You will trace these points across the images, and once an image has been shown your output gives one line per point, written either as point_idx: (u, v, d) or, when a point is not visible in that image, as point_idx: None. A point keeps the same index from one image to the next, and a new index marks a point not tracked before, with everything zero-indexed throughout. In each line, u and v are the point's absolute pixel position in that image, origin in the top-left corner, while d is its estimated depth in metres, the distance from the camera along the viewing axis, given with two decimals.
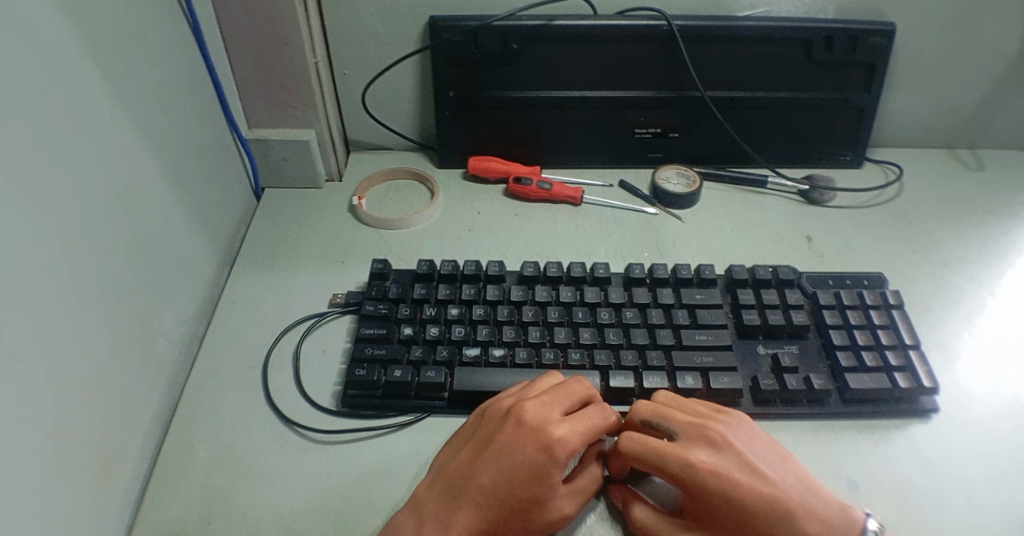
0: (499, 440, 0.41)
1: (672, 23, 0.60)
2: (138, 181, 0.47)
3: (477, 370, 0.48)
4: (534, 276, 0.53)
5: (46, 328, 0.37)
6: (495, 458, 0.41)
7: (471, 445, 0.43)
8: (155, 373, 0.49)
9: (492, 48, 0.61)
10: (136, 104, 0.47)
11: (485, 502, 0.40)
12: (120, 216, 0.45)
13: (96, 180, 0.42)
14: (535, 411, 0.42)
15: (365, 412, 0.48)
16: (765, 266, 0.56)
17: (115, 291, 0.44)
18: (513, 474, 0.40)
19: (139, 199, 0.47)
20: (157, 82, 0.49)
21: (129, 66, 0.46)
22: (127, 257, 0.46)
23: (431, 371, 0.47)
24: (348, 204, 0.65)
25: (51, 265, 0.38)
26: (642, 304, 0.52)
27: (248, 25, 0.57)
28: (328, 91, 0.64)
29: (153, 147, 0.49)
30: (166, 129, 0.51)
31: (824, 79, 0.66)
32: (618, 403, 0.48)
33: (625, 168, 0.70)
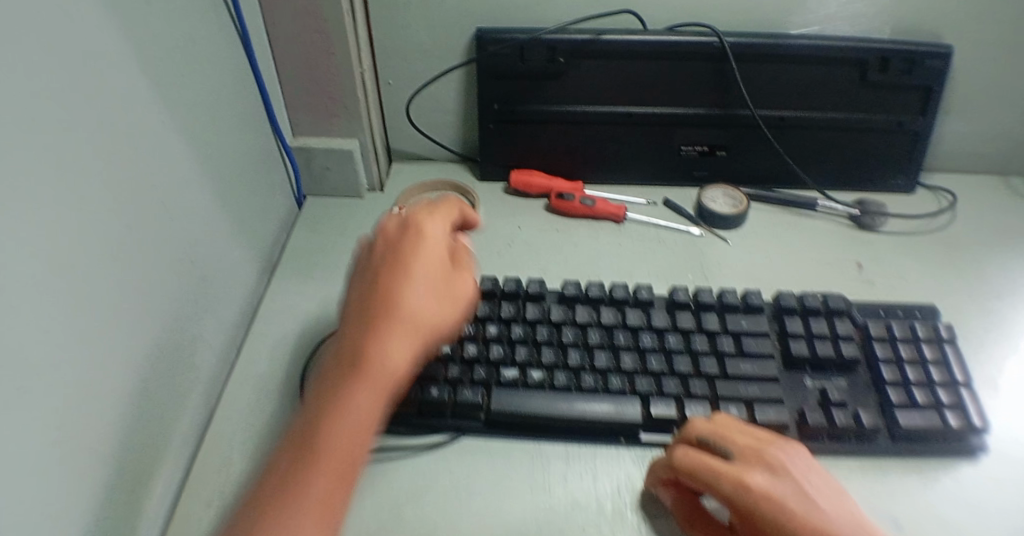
0: (393, 277, 0.46)
1: (722, 40, 0.59)
2: (186, 191, 0.48)
3: (514, 392, 0.47)
4: (575, 295, 0.53)
5: (100, 339, 0.37)
6: (396, 292, 0.45)
7: (368, 294, 0.46)
8: (195, 380, 0.49)
9: (538, 61, 0.60)
10: (188, 114, 0.47)
11: (379, 348, 0.42)
12: (169, 225, 0.45)
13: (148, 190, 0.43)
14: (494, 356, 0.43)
15: (400, 429, 0.48)
16: (815, 295, 0.54)
17: (162, 299, 0.45)
18: (418, 311, 0.44)
19: (186, 208, 0.48)
20: (208, 93, 0.50)
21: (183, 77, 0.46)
22: (174, 266, 0.46)
23: (469, 391, 0.47)
24: (388, 215, 0.65)
25: (106, 276, 0.38)
26: (687, 330, 0.50)
27: (298, 36, 0.57)
28: (373, 101, 0.64)
29: (202, 157, 0.50)
30: (214, 139, 0.51)
31: (880, 101, 0.63)
32: (658, 432, 0.47)
33: (667, 186, 0.69)
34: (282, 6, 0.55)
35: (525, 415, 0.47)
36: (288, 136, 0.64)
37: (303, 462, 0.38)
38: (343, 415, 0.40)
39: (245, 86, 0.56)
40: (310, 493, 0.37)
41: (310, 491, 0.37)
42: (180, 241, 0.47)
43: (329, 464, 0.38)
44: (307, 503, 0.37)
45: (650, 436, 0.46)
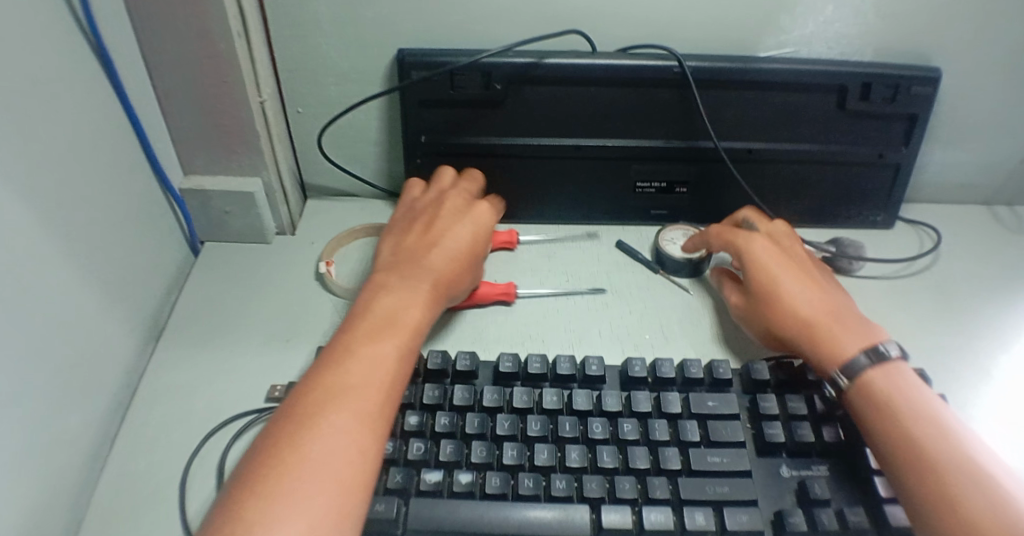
0: (425, 243, 0.47)
1: (684, 64, 0.51)
2: (28, 263, 0.38)
3: (436, 502, 0.39)
4: (514, 372, 0.45)
5: None
6: (431, 253, 0.46)
7: (397, 258, 0.46)
8: (50, 497, 0.39)
9: (472, 88, 0.52)
10: (28, 167, 0.37)
11: (411, 303, 0.42)
12: (7, 315, 0.36)
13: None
14: (404, 294, 0.42)
15: None
16: (790, 362, 0.47)
17: (3, 410, 0.35)
18: (449, 262, 0.46)
19: (31, 287, 0.38)
20: (60, 138, 0.40)
21: (20, 124, 0.36)
22: (20, 363, 0.37)
23: (381, 503, 0.38)
24: (315, 271, 0.56)
25: None
26: (644, 413, 0.43)
27: (180, 60, 0.47)
28: (281, 134, 0.55)
29: (52, 219, 0.40)
30: (69, 194, 0.41)
31: (856, 131, 0.57)
32: None
33: (623, 226, 0.61)
34: (157, 26, 0.46)
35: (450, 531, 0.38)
36: (177, 177, 0.54)
37: (323, 407, 0.35)
38: (378, 362, 0.38)
39: (115, 122, 0.46)
40: (322, 437, 0.33)
41: (336, 433, 0.34)
42: (23, 327, 0.37)
43: (364, 405, 0.35)
44: (325, 450, 0.33)
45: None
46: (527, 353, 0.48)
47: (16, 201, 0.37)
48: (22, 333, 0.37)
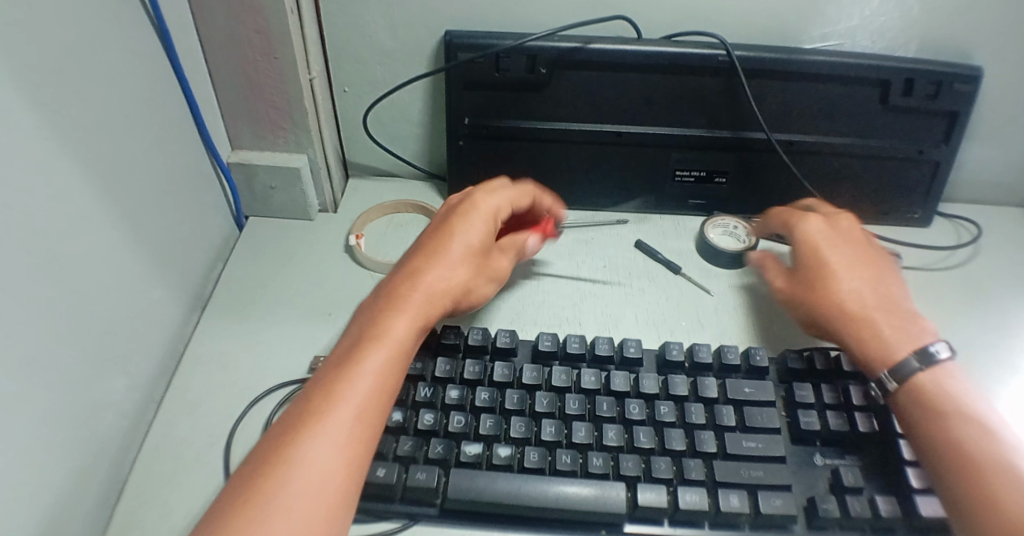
0: (423, 247, 0.45)
1: (730, 53, 0.51)
2: (84, 228, 0.39)
3: (474, 473, 0.40)
4: (552, 351, 0.46)
5: None
6: (432, 255, 0.44)
7: (403, 261, 0.45)
8: (100, 453, 0.41)
9: (516, 72, 0.53)
10: (86, 132, 0.39)
11: (404, 314, 0.40)
12: (62, 273, 0.37)
13: (19, 239, 0.34)
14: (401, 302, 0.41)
15: None
16: (827, 353, 0.47)
17: (54, 365, 0.36)
18: (441, 266, 0.43)
19: (84, 249, 0.39)
20: (115, 106, 0.42)
21: (78, 91, 0.38)
22: (73, 319, 0.38)
23: (422, 472, 0.39)
24: (344, 243, 0.57)
25: None
26: (681, 397, 0.44)
27: (233, 34, 0.49)
28: (326, 112, 0.56)
29: (106, 183, 0.41)
30: (122, 161, 0.43)
31: (897, 126, 0.57)
32: (642, 523, 0.39)
33: (660, 215, 0.61)
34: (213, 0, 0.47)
35: (488, 501, 0.39)
36: (224, 151, 0.55)
37: (299, 427, 0.34)
38: (360, 381, 0.36)
39: (168, 94, 0.47)
40: (295, 461, 0.33)
41: (307, 457, 0.33)
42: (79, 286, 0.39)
43: (339, 428, 0.34)
44: (298, 470, 0.32)
45: (635, 528, 0.39)
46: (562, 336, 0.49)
47: (73, 170, 0.38)
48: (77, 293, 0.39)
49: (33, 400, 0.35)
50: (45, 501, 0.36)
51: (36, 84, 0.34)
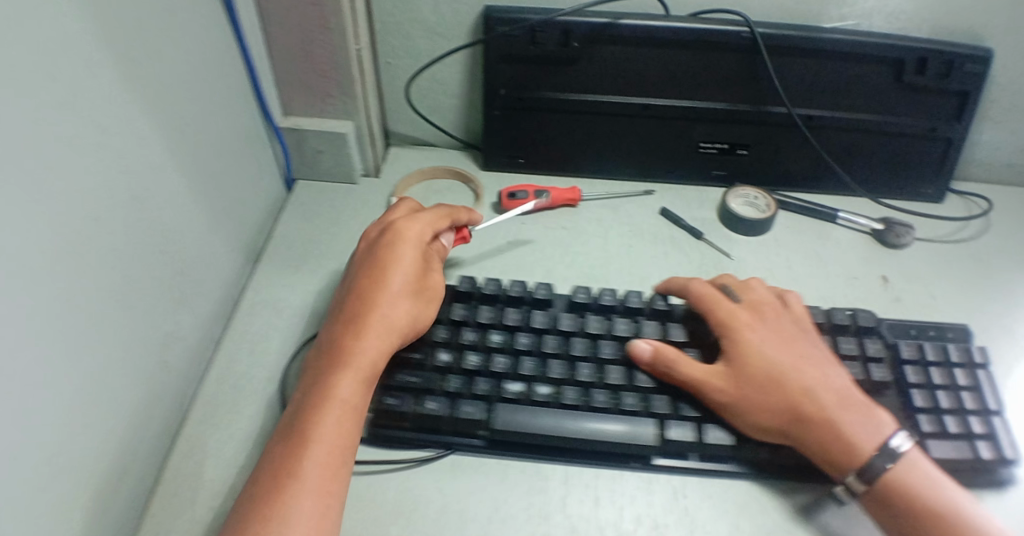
0: (362, 277, 0.46)
1: (754, 30, 0.55)
2: (157, 177, 0.44)
3: (518, 408, 0.44)
4: (587, 302, 0.49)
5: (50, 355, 0.34)
6: (390, 282, 0.45)
7: (359, 285, 0.45)
8: (168, 381, 0.46)
9: (550, 45, 0.56)
10: (159, 90, 0.43)
11: (356, 341, 0.42)
12: (139, 217, 0.42)
13: (106, 187, 0.39)
14: (370, 339, 0.42)
15: (389, 440, 0.44)
16: (843, 309, 0.50)
17: (127, 300, 0.41)
18: (385, 290, 0.44)
19: (158, 197, 0.44)
20: (185, 69, 0.46)
21: (152, 55, 0.42)
22: (145, 260, 0.43)
23: (469, 406, 0.43)
24: (386, 204, 0.61)
25: (62, 283, 0.35)
26: (681, 344, 0.46)
27: (290, 7, 0.52)
28: (372, 82, 0.60)
29: (174, 137, 0.45)
30: (190, 121, 0.47)
31: (911, 105, 0.60)
32: (665, 454, 0.44)
33: (683, 185, 0.65)
34: None
35: (534, 434, 0.43)
36: (277, 115, 0.59)
37: (289, 468, 0.36)
38: (332, 410, 0.39)
39: (230, 62, 0.51)
40: (288, 498, 0.35)
41: (303, 494, 0.36)
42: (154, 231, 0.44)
43: (325, 465, 0.37)
44: (302, 497, 0.35)
45: (664, 461, 0.44)
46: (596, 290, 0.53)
47: (149, 125, 0.42)
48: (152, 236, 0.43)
49: (112, 328, 0.40)
50: (120, 421, 0.41)
51: (117, 45, 0.38)
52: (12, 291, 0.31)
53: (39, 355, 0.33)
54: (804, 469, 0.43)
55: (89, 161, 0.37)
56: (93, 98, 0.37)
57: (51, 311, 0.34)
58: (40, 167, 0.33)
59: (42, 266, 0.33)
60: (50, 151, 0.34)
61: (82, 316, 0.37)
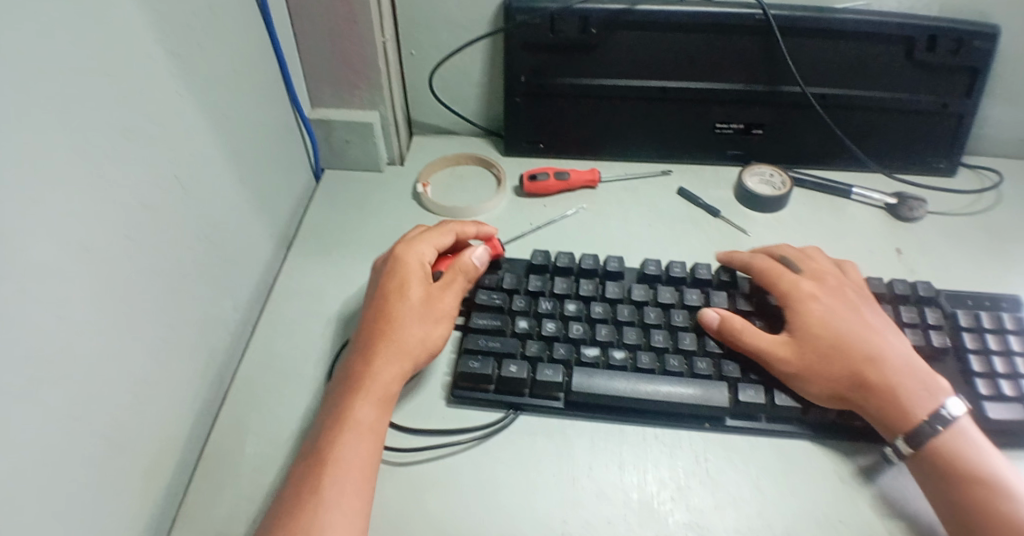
0: (372, 305, 0.50)
1: (766, 12, 0.56)
2: (193, 163, 0.46)
3: (594, 372, 0.51)
4: (658, 275, 0.56)
5: (101, 323, 0.36)
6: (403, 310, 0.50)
7: (373, 316, 0.50)
8: (212, 358, 0.49)
9: (570, 32, 0.58)
10: (193, 79, 0.46)
11: (370, 366, 0.47)
12: (178, 199, 0.45)
13: (148, 168, 0.41)
14: (384, 363, 0.47)
15: (481, 400, 0.52)
16: (905, 282, 0.56)
17: (170, 279, 0.44)
18: (388, 316, 0.49)
19: (196, 183, 0.47)
20: (218, 62, 0.48)
21: (188, 46, 0.45)
22: (186, 241, 0.46)
23: (549, 370, 0.50)
24: (412, 191, 0.64)
25: (109, 258, 0.37)
26: (746, 311, 0.53)
27: (318, 1, 0.55)
28: (396, 74, 0.62)
29: (209, 125, 0.48)
30: (224, 110, 0.50)
31: (922, 82, 0.61)
32: (738, 415, 0.49)
33: (701, 165, 0.66)
34: None
35: (606, 395, 0.50)
36: (306, 108, 0.62)
37: (316, 482, 0.41)
38: (352, 431, 0.43)
39: (262, 57, 0.54)
40: (318, 508, 0.39)
41: (329, 503, 0.40)
42: (193, 214, 0.46)
43: (349, 478, 0.41)
44: (328, 508, 0.39)
45: (735, 423, 0.49)
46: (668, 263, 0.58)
47: (184, 112, 0.45)
48: (189, 218, 0.46)
49: (160, 304, 0.42)
50: (170, 391, 0.44)
51: (155, 36, 0.41)
52: (69, 261, 0.34)
53: (94, 319, 0.36)
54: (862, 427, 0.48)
55: (132, 143, 0.39)
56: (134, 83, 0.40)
57: (103, 280, 0.37)
58: (90, 146, 0.36)
59: (96, 237, 0.36)
60: (98, 132, 0.36)
61: (133, 288, 0.39)
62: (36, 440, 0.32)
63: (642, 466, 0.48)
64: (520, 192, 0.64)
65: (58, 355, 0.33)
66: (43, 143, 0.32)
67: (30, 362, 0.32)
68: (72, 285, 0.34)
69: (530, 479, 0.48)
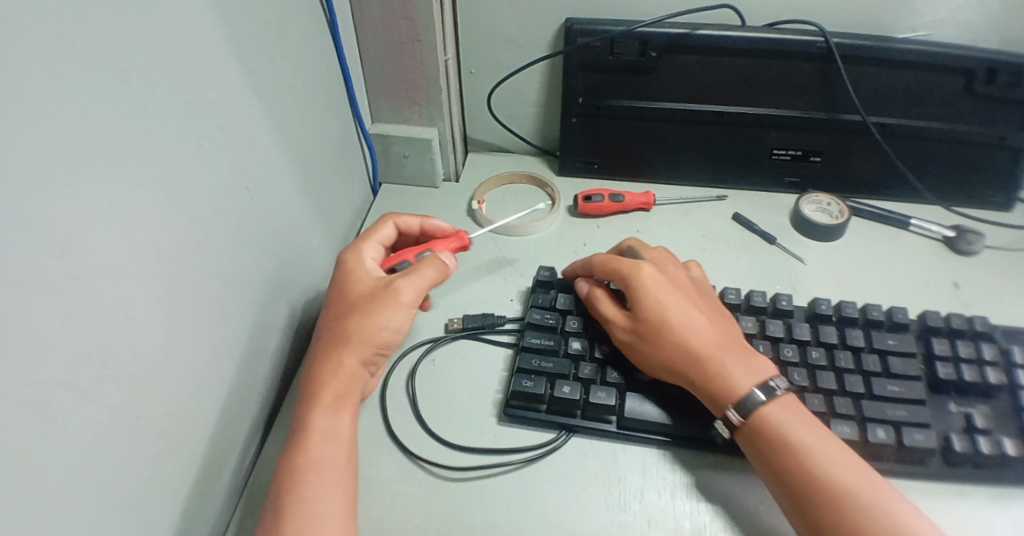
0: (329, 305, 0.49)
1: (829, 40, 0.56)
2: (266, 175, 0.48)
3: (646, 397, 0.50)
4: (736, 303, 0.56)
5: (173, 327, 0.38)
6: (346, 309, 0.48)
7: (330, 316, 0.49)
8: (269, 363, 0.51)
9: (629, 56, 0.58)
10: (269, 94, 0.48)
11: (326, 369, 0.46)
12: (251, 211, 0.47)
13: (228, 179, 0.43)
14: (345, 366, 0.46)
15: (530, 421, 0.51)
16: (960, 315, 0.54)
17: (237, 287, 0.45)
18: (344, 314, 0.48)
19: (267, 194, 0.48)
20: (292, 78, 0.51)
21: (266, 62, 0.47)
22: (254, 250, 0.47)
23: (603, 392, 0.50)
24: (466, 207, 0.65)
25: (181, 265, 0.39)
26: (803, 341, 0.53)
27: (382, 20, 0.56)
28: (455, 90, 0.64)
29: (281, 139, 0.50)
30: (293, 124, 0.52)
31: (980, 114, 0.60)
32: None
33: (757, 191, 0.67)
34: None
35: (660, 423, 0.49)
36: (367, 122, 0.64)
37: (289, 492, 0.41)
38: (318, 440, 0.43)
39: (328, 73, 0.56)
40: (300, 518, 0.40)
41: (310, 513, 0.40)
42: (262, 225, 0.48)
43: (323, 486, 0.41)
44: (312, 515, 0.40)
45: None
46: (743, 292, 0.58)
47: (261, 126, 0.47)
48: (261, 228, 0.48)
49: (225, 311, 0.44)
50: (230, 393, 0.45)
51: (236, 52, 0.43)
52: (146, 268, 0.36)
53: (168, 322, 0.38)
54: (923, 467, 0.47)
55: (210, 159, 0.41)
56: (218, 102, 0.41)
57: (174, 287, 0.38)
58: (172, 162, 0.38)
59: (179, 251, 0.39)
60: (181, 148, 0.38)
61: (204, 298, 0.41)
62: (115, 439, 0.34)
63: (693, 494, 0.47)
64: (574, 212, 0.65)
65: (141, 360, 0.36)
66: (128, 154, 0.34)
67: (107, 362, 0.33)
68: (146, 290, 0.36)
69: (579, 499, 0.47)
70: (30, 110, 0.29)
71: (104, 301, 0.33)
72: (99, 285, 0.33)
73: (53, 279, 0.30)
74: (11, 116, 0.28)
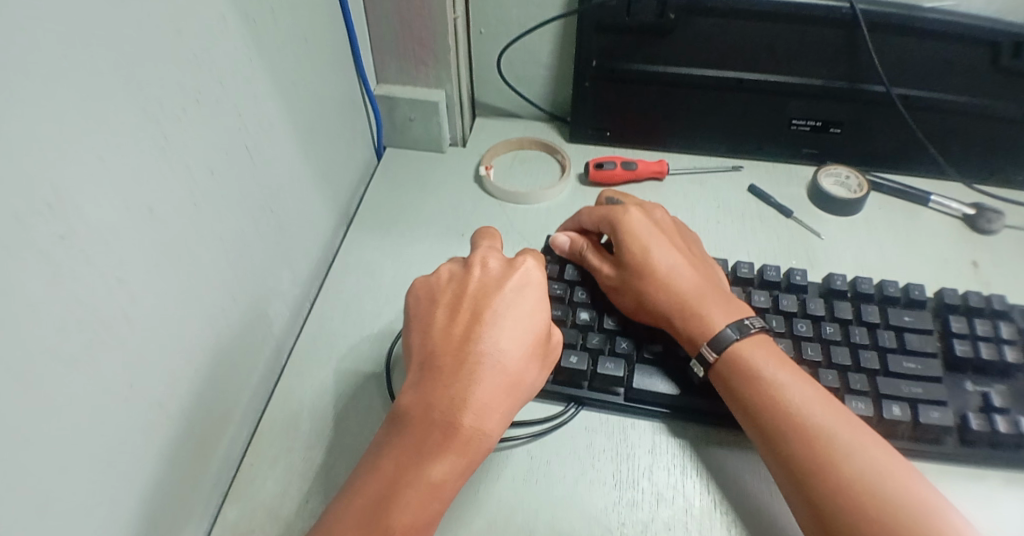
0: (476, 331, 0.39)
1: (856, 6, 0.54)
2: (271, 133, 0.46)
3: (655, 370, 0.48)
4: (749, 278, 0.54)
5: (168, 288, 0.36)
6: (477, 317, 0.40)
7: (451, 318, 0.40)
8: (271, 330, 0.49)
9: (648, 16, 0.57)
10: (276, 47, 0.46)
11: (472, 422, 0.37)
12: (254, 168, 0.45)
13: (232, 133, 0.41)
14: (485, 386, 0.38)
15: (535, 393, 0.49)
16: (978, 294, 0.52)
17: (237, 246, 0.43)
18: (506, 371, 0.39)
19: (271, 153, 0.47)
20: (298, 32, 0.49)
21: (273, 14, 0.45)
22: (256, 211, 0.46)
23: (611, 363, 0.48)
24: (475, 174, 0.65)
25: (177, 222, 0.37)
26: (817, 316, 0.51)
27: None
28: (463, 49, 0.63)
29: (286, 95, 0.48)
30: (299, 81, 0.50)
31: (1008, 90, 0.57)
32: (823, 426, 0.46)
33: (773, 162, 0.66)
34: None
35: (669, 397, 0.47)
36: (372, 84, 0.64)
37: (396, 482, 0.36)
38: (442, 451, 0.36)
39: (336, 30, 0.55)
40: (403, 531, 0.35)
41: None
42: (265, 183, 0.46)
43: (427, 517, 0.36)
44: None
45: None
46: (759, 265, 0.56)
47: (266, 80, 0.45)
48: (264, 188, 0.46)
49: (223, 271, 0.42)
50: (231, 356, 0.44)
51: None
52: (141, 222, 0.34)
53: (166, 283, 0.36)
54: (939, 445, 0.46)
55: (209, 116, 0.39)
56: (218, 55, 0.39)
57: (172, 244, 0.36)
58: (168, 118, 0.35)
59: (174, 214, 0.36)
60: (178, 103, 0.36)
61: (199, 264, 0.39)
62: (105, 413, 0.32)
63: (703, 473, 0.46)
64: (585, 180, 0.64)
65: (134, 329, 0.34)
66: (124, 99, 0.32)
67: (100, 321, 0.31)
68: (142, 245, 0.34)
69: (588, 476, 0.45)
70: (28, 42, 0.26)
71: (94, 266, 0.31)
72: (89, 249, 0.30)
73: (41, 243, 0.28)
74: (10, 49, 0.26)
